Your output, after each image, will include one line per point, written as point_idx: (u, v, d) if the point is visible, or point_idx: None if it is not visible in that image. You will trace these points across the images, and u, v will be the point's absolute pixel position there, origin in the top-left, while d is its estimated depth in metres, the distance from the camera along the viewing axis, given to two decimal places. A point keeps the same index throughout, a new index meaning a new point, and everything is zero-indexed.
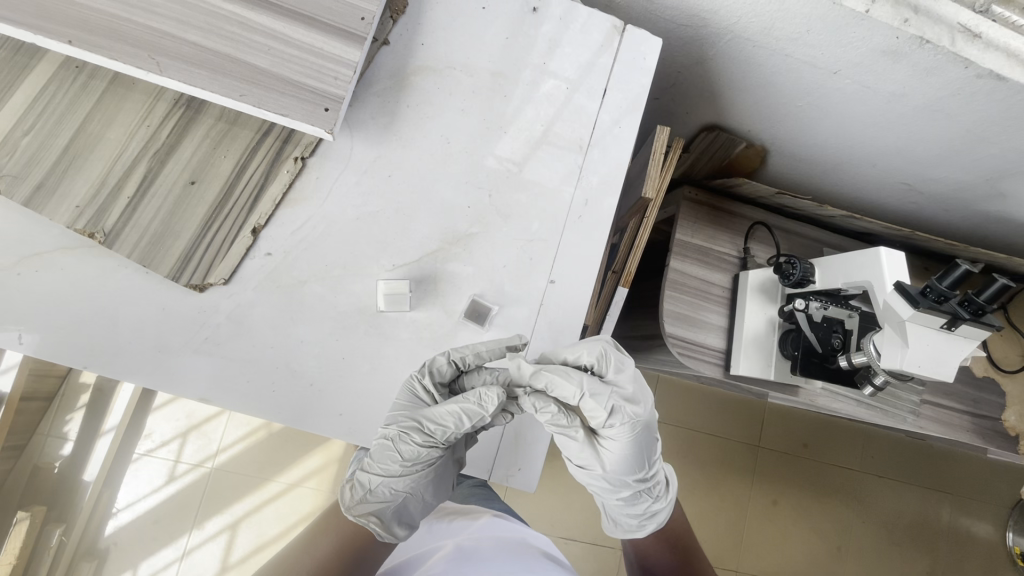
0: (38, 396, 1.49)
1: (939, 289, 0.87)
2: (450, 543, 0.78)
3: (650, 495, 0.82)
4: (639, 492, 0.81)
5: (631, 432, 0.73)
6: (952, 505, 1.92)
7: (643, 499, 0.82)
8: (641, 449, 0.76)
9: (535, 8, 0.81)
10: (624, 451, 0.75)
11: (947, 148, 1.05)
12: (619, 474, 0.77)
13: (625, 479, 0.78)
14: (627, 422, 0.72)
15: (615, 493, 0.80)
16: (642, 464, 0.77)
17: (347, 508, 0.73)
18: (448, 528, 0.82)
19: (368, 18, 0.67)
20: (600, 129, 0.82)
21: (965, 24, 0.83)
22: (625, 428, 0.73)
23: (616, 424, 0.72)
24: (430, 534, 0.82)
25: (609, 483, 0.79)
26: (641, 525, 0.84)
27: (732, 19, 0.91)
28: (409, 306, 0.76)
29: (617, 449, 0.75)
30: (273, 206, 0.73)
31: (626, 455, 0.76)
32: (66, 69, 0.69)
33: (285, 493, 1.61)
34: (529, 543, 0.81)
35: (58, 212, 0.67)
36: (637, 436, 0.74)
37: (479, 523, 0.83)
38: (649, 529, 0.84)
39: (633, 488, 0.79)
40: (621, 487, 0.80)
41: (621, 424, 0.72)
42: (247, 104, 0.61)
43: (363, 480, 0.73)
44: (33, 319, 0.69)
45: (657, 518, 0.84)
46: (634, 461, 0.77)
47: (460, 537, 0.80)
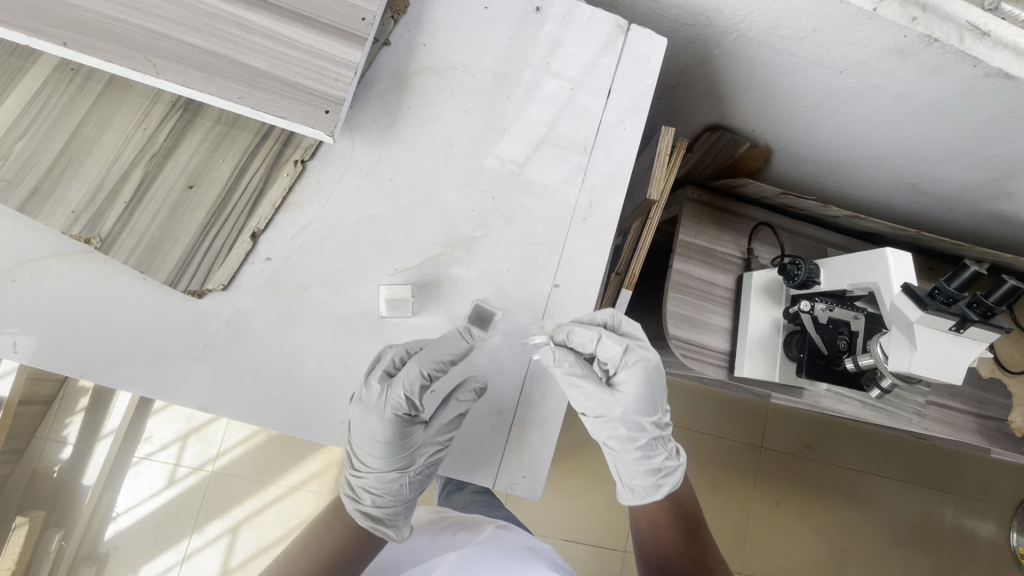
0: (37, 399, 1.48)
1: (948, 291, 0.87)
2: (452, 552, 0.76)
3: (664, 448, 0.83)
4: (654, 442, 0.82)
5: (647, 372, 0.79)
6: (956, 505, 1.91)
7: (658, 450, 0.82)
8: (655, 390, 0.81)
9: (538, 7, 0.79)
10: (642, 393, 0.80)
11: (954, 148, 1.04)
12: (636, 415, 0.80)
13: (642, 422, 0.81)
14: (641, 360, 0.79)
15: (633, 443, 0.80)
16: (655, 407, 0.82)
17: (397, 540, 0.76)
18: (450, 539, 0.80)
19: (369, 18, 0.66)
20: (604, 130, 0.81)
21: (974, 22, 0.81)
22: (643, 369, 0.79)
23: (632, 363, 0.79)
24: (431, 546, 0.80)
25: (627, 428, 0.80)
26: (656, 488, 0.82)
27: (736, 18, 0.89)
28: (411, 311, 0.75)
29: (635, 392, 0.80)
30: (273, 210, 0.72)
31: (643, 396, 0.80)
32: (61, 71, 0.68)
33: (285, 497, 1.60)
34: (532, 551, 0.78)
35: (53, 218, 0.66)
36: (651, 377, 0.80)
37: (480, 536, 0.80)
38: (666, 490, 0.81)
39: (650, 434, 0.81)
40: (639, 433, 0.81)
41: (637, 362, 0.79)
42: (246, 107, 0.60)
43: (393, 509, 0.76)
44: (28, 326, 0.68)
45: (672, 479, 0.82)
46: (650, 402, 0.81)
47: (463, 546, 0.78)
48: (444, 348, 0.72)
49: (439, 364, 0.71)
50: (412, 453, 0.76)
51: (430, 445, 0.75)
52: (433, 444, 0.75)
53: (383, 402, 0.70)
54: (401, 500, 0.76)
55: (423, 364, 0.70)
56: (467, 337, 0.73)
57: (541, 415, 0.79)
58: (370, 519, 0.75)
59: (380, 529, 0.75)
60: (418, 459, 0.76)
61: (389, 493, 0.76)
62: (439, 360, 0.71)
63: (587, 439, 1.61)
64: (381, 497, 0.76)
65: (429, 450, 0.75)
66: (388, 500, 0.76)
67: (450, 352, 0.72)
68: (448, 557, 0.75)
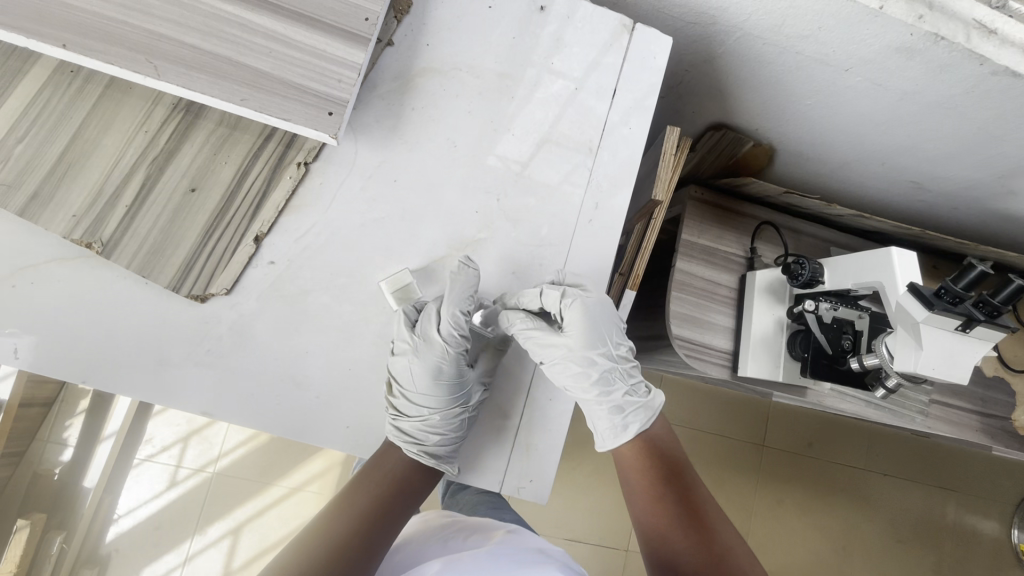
0: (37, 402, 1.48)
1: (954, 291, 0.86)
2: (449, 557, 0.73)
3: (623, 383, 0.79)
4: (610, 378, 0.78)
5: (588, 308, 0.75)
6: (958, 502, 1.91)
7: (615, 385, 0.79)
8: (602, 323, 0.78)
9: (542, 6, 0.79)
10: (588, 329, 0.77)
11: (959, 146, 1.03)
12: (585, 350, 0.76)
13: (592, 356, 0.77)
14: (580, 299, 0.75)
15: (587, 381, 0.76)
16: (602, 341, 0.78)
17: (457, 474, 0.75)
18: (460, 543, 0.79)
19: (372, 18, 0.65)
20: (609, 131, 0.81)
21: (981, 20, 0.81)
22: (585, 306, 0.75)
23: (574, 304, 0.74)
24: (444, 549, 0.79)
25: (581, 370, 0.76)
26: (624, 428, 0.78)
27: (741, 17, 0.89)
28: (418, 292, 0.74)
29: (581, 332, 0.76)
30: (276, 213, 0.71)
31: (589, 332, 0.76)
32: (60, 74, 0.67)
33: (288, 497, 1.60)
34: (547, 554, 0.76)
35: (54, 222, 0.65)
36: (599, 311, 0.77)
37: (493, 540, 0.79)
38: (634, 430, 0.77)
39: (602, 367, 0.77)
40: (593, 372, 0.77)
41: (577, 303, 0.75)
42: (249, 109, 0.60)
43: (451, 449, 0.74)
44: (29, 331, 0.67)
45: (639, 417, 0.78)
46: (598, 337, 0.77)
47: (454, 553, 0.74)
48: (462, 285, 0.71)
49: (470, 299, 0.72)
50: (466, 393, 0.76)
51: (480, 384, 0.77)
52: (483, 381, 0.78)
53: (440, 345, 0.73)
54: (461, 438, 0.75)
55: (459, 303, 0.71)
56: (470, 269, 0.72)
57: (546, 419, 0.79)
58: (433, 457, 0.73)
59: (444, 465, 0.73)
60: (474, 397, 0.75)
61: (449, 433, 0.74)
62: (466, 295, 0.72)
63: (590, 439, 1.60)
64: (442, 436, 0.73)
65: (481, 388, 0.77)
66: (450, 439, 0.73)
67: (470, 288, 0.72)
68: (434, 566, 0.71)
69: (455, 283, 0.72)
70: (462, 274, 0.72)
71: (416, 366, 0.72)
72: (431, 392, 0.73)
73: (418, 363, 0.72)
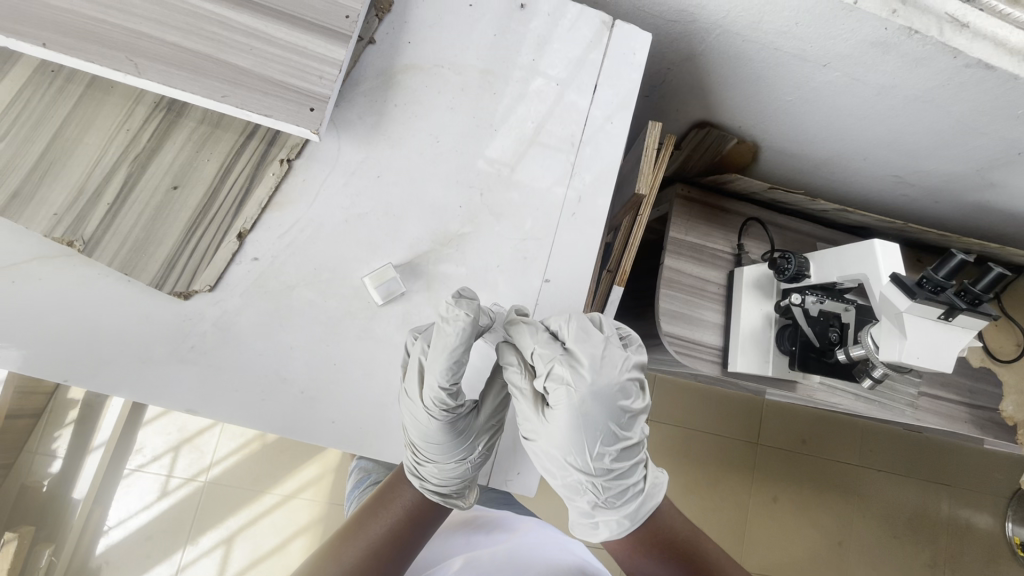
0: (24, 411, 1.48)
1: (935, 279, 0.88)
2: (470, 555, 0.73)
3: (597, 493, 0.73)
4: (581, 486, 0.73)
5: (571, 398, 0.69)
6: (952, 497, 1.92)
7: (585, 493, 0.73)
8: (583, 426, 0.69)
9: (523, 4, 0.80)
10: (564, 429, 0.69)
11: (938, 139, 1.05)
12: (553, 450, 0.71)
13: (561, 459, 0.71)
14: (563, 385, 0.69)
15: (554, 479, 0.74)
16: (581, 450, 0.70)
17: (466, 507, 0.76)
18: (483, 539, 0.78)
19: (353, 16, 0.65)
20: (591, 126, 0.81)
21: (953, 14, 0.83)
22: (567, 399, 0.69)
23: (559, 386, 0.70)
24: (465, 544, 0.78)
25: (547, 463, 0.73)
26: (592, 528, 0.76)
27: (720, 15, 0.90)
28: (403, 287, 0.74)
29: (556, 426, 0.70)
30: (259, 210, 0.71)
31: (564, 430, 0.69)
32: (41, 73, 0.67)
33: (281, 506, 1.58)
34: (568, 555, 0.76)
35: (35, 220, 0.65)
36: (585, 411, 0.69)
37: (517, 533, 0.78)
38: (601, 537, 0.75)
39: (571, 475, 0.72)
40: (561, 471, 0.72)
41: (563, 388, 0.69)
42: (230, 106, 0.60)
43: (457, 490, 0.75)
44: (10, 335, 0.67)
45: (610, 527, 0.74)
46: (574, 442, 0.70)
47: (476, 550, 0.75)
48: (448, 349, 0.65)
49: (453, 366, 0.66)
50: (467, 445, 0.73)
51: (484, 433, 0.75)
52: (489, 428, 0.75)
53: (427, 416, 0.69)
54: (466, 479, 0.75)
55: (439, 373, 0.66)
56: (463, 309, 0.66)
57: None
58: (440, 495, 0.74)
59: (452, 502, 0.74)
60: (474, 449, 0.74)
61: (454, 479, 0.74)
62: (449, 363, 0.66)
63: None
64: (448, 477, 0.73)
65: (486, 436, 0.75)
66: (456, 480, 0.74)
67: (456, 350, 0.65)
68: (455, 564, 0.72)
69: (441, 343, 0.66)
70: (451, 321, 0.65)
71: (411, 418, 0.71)
72: (432, 452, 0.72)
73: (412, 428, 0.71)
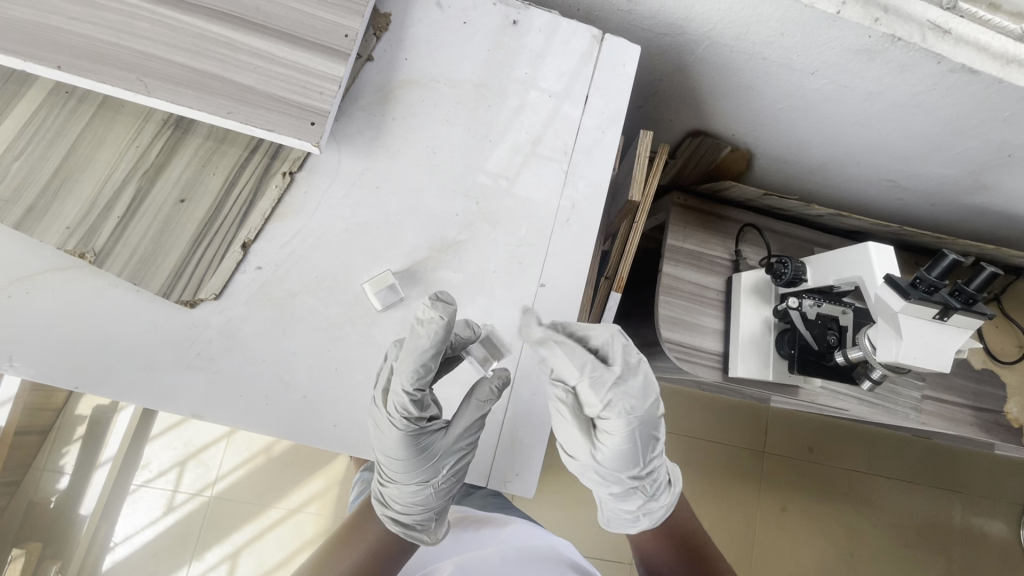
0: (34, 427, 1.50)
1: (929, 280, 0.90)
2: (460, 564, 0.74)
3: (646, 491, 0.76)
4: (631, 488, 0.76)
5: (629, 423, 0.71)
6: (964, 505, 1.90)
7: (637, 496, 0.76)
8: (638, 441, 0.72)
9: (515, 20, 0.83)
10: (621, 446, 0.72)
11: (929, 143, 1.07)
12: (609, 465, 0.74)
13: (615, 471, 0.74)
14: (623, 412, 0.71)
15: (604, 486, 0.77)
16: (637, 462, 0.73)
17: (427, 544, 0.73)
18: (472, 538, 0.79)
19: (352, 35, 0.68)
20: (584, 135, 0.84)
21: (935, 21, 0.85)
22: (625, 424, 0.71)
23: (615, 412, 0.71)
24: (455, 544, 0.79)
25: (600, 476, 0.76)
26: (633, 521, 0.78)
27: (708, 27, 0.93)
28: (401, 293, 0.76)
29: (613, 445, 0.72)
30: (262, 220, 0.74)
31: (620, 448, 0.72)
32: (56, 95, 0.70)
33: (286, 520, 1.59)
34: (559, 557, 0.77)
35: (48, 233, 0.67)
36: (639, 431, 0.72)
37: (506, 531, 0.78)
38: (642, 527, 0.77)
39: (621, 481, 0.75)
40: (613, 479, 0.75)
41: (620, 414, 0.71)
42: (235, 121, 0.63)
43: (417, 522, 0.73)
44: (23, 345, 0.69)
45: (653, 516, 0.77)
46: (629, 456, 0.73)
47: (466, 555, 0.75)
48: (417, 349, 0.67)
49: (420, 371, 0.68)
50: (429, 468, 0.73)
51: (449, 457, 0.73)
52: (458, 449, 0.74)
53: (388, 425, 0.70)
54: (428, 508, 0.74)
55: (406, 376, 0.68)
56: (439, 312, 0.66)
57: (529, 416, 0.80)
58: (400, 525, 0.72)
59: (411, 535, 0.72)
60: (436, 472, 0.73)
61: (414, 505, 0.73)
62: (417, 366, 0.68)
63: None
64: (408, 502, 0.73)
65: (451, 459, 0.73)
66: (415, 507, 0.73)
67: (425, 353, 0.67)
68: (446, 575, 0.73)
69: (410, 343, 0.67)
70: (425, 323, 0.67)
71: (377, 429, 0.72)
72: (394, 472, 0.74)
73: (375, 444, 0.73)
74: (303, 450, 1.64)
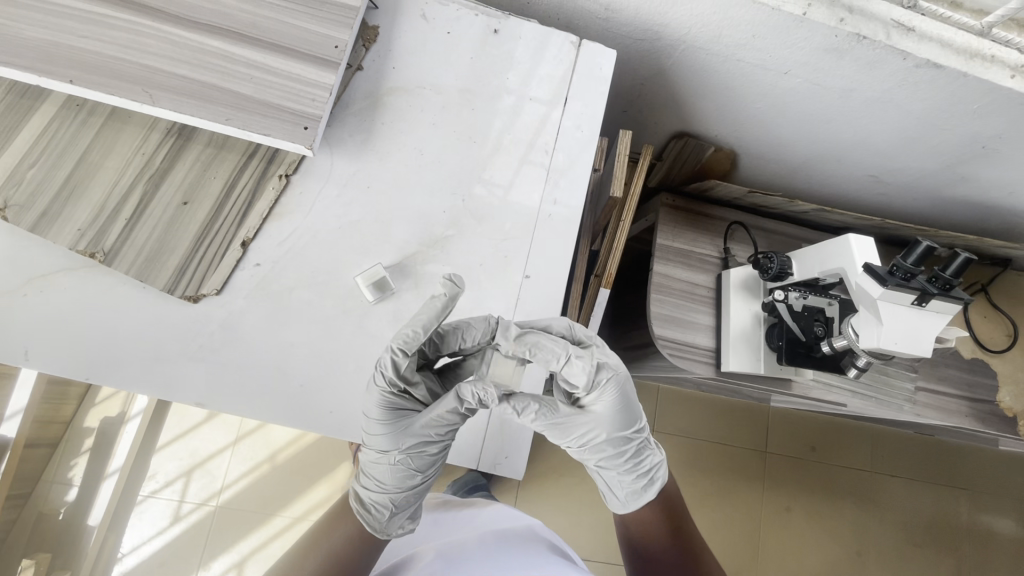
0: (43, 439, 1.54)
1: (905, 267, 0.93)
2: (439, 546, 0.89)
3: (650, 447, 0.83)
4: (639, 448, 0.82)
5: (623, 385, 0.76)
6: (970, 501, 1.89)
7: (647, 452, 0.82)
8: (632, 401, 0.78)
9: (496, 29, 0.87)
10: (622, 409, 0.77)
11: (903, 137, 1.10)
12: (618, 430, 0.78)
13: (625, 434, 0.79)
14: (614, 377, 0.75)
15: (619, 458, 0.80)
16: (636, 418, 0.80)
17: (380, 531, 0.78)
18: (453, 522, 0.95)
19: (341, 46, 0.73)
20: (564, 134, 0.88)
21: (898, 20, 0.90)
22: (620, 387, 0.75)
23: (606, 383, 0.75)
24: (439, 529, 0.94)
25: (613, 447, 0.79)
26: (647, 486, 0.83)
27: (683, 31, 0.97)
28: (393, 287, 0.80)
29: (616, 410, 0.77)
30: (260, 220, 0.78)
31: (621, 411, 0.77)
32: (67, 107, 0.75)
33: (291, 527, 1.61)
34: (531, 535, 0.93)
35: (61, 235, 0.72)
36: (629, 392, 0.77)
37: (483, 513, 0.96)
38: (657, 487, 0.83)
39: (632, 443, 0.80)
40: (624, 444, 0.80)
41: (612, 381, 0.75)
42: (233, 127, 0.67)
43: (378, 508, 0.78)
44: (38, 343, 0.73)
45: (661, 472, 0.83)
46: (628, 417, 0.78)
47: (446, 539, 0.90)
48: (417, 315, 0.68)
49: (409, 338, 0.68)
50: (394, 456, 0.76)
51: (413, 446, 0.75)
52: (421, 437, 0.75)
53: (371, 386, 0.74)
54: (388, 495, 0.78)
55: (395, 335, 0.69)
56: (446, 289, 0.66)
57: None
58: (361, 506, 0.78)
59: (366, 517, 0.78)
60: (398, 461, 0.76)
61: (377, 489, 0.78)
62: (407, 328, 0.68)
63: None
64: (372, 484, 0.78)
65: (415, 447, 0.75)
66: (377, 490, 0.78)
67: (422, 323, 0.68)
68: (429, 554, 0.87)
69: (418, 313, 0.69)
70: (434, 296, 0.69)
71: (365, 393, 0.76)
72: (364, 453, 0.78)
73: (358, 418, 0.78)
74: (307, 457, 1.67)
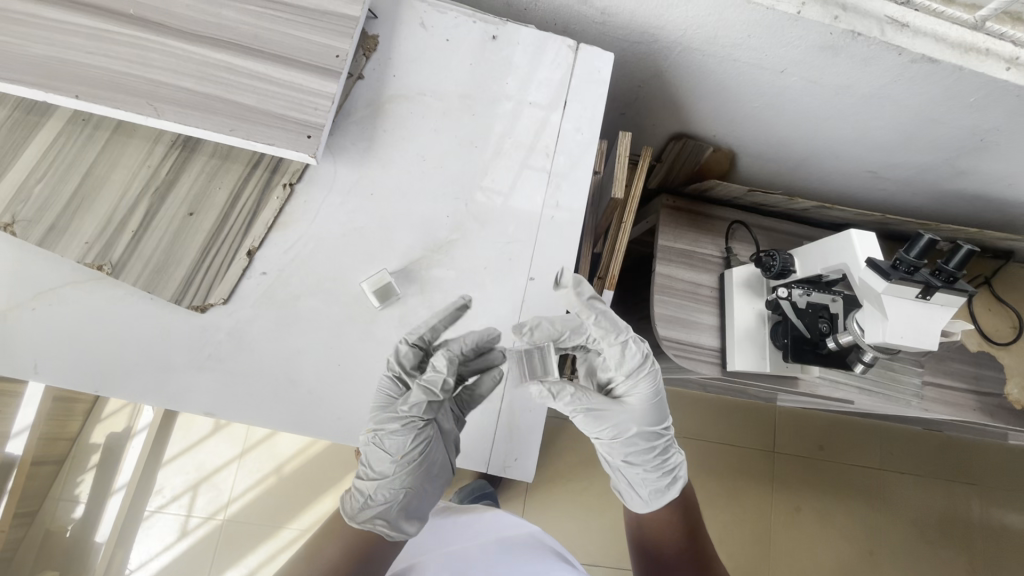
0: (49, 456, 1.54)
1: (908, 260, 0.92)
2: (443, 553, 0.87)
3: (675, 450, 0.87)
4: (665, 446, 0.86)
5: (655, 378, 0.84)
6: (981, 497, 1.88)
7: (672, 452, 0.86)
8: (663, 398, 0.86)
9: (495, 36, 0.88)
10: (653, 402, 0.84)
11: (901, 131, 1.11)
12: (648, 423, 0.85)
13: (653, 429, 0.85)
14: (650, 369, 0.83)
15: (647, 453, 0.84)
16: (664, 417, 0.87)
17: (351, 517, 0.74)
18: (455, 529, 0.94)
19: (342, 55, 0.73)
20: (564, 137, 0.88)
21: (892, 16, 0.90)
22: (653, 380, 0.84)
23: (642, 373, 0.83)
24: (442, 535, 0.93)
25: (642, 441, 0.84)
26: (671, 485, 0.84)
27: (678, 33, 0.98)
28: (397, 292, 0.80)
29: (648, 402, 0.84)
30: (265, 230, 0.78)
31: (652, 405, 0.84)
32: (73, 122, 0.76)
33: (298, 539, 1.60)
34: (536, 545, 0.92)
35: (69, 249, 0.73)
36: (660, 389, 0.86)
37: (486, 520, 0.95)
38: (680, 487, 0.84)
39: (659, 440, 0.85)
40: (653, 439, 0.85)
41: (647, 372, 0.83)
42: (237, 137, 0.68)
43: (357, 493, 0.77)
44: (46, 357, 0.74)
45: (685, 473, 0.86)
46: (658, 412, 0.85)
47: (449, 547, 0.89)
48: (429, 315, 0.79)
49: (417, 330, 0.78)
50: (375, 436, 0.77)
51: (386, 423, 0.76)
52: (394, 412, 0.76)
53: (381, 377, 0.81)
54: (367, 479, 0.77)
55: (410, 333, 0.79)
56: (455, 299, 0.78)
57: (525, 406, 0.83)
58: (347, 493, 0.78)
59: (346, 500, 0.77)
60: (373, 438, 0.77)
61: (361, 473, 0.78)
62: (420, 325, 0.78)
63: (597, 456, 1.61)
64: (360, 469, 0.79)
65: (387, 424, 0.76)
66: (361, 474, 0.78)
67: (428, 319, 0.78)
68: (434, 562, 0.86)
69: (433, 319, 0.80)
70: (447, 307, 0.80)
71: None
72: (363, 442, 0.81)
73: None
74: (314, 468, 1.66)
